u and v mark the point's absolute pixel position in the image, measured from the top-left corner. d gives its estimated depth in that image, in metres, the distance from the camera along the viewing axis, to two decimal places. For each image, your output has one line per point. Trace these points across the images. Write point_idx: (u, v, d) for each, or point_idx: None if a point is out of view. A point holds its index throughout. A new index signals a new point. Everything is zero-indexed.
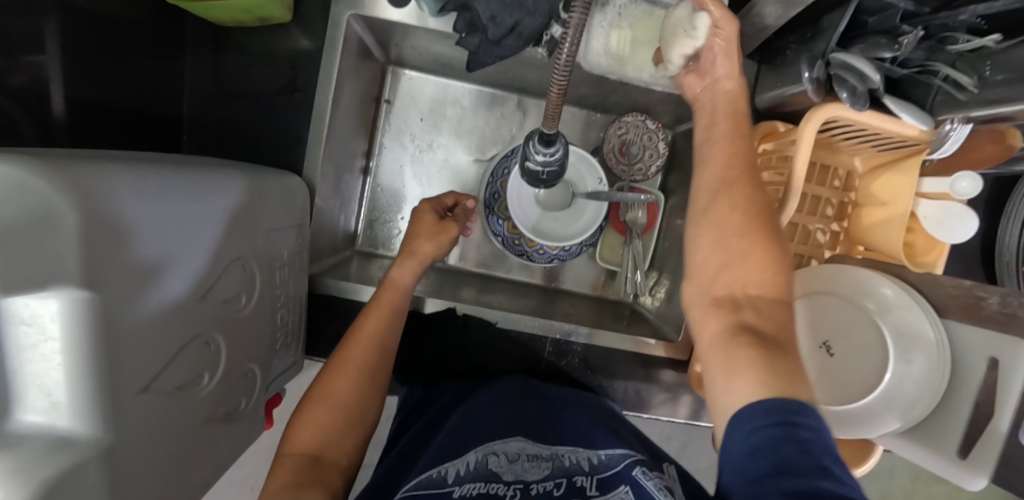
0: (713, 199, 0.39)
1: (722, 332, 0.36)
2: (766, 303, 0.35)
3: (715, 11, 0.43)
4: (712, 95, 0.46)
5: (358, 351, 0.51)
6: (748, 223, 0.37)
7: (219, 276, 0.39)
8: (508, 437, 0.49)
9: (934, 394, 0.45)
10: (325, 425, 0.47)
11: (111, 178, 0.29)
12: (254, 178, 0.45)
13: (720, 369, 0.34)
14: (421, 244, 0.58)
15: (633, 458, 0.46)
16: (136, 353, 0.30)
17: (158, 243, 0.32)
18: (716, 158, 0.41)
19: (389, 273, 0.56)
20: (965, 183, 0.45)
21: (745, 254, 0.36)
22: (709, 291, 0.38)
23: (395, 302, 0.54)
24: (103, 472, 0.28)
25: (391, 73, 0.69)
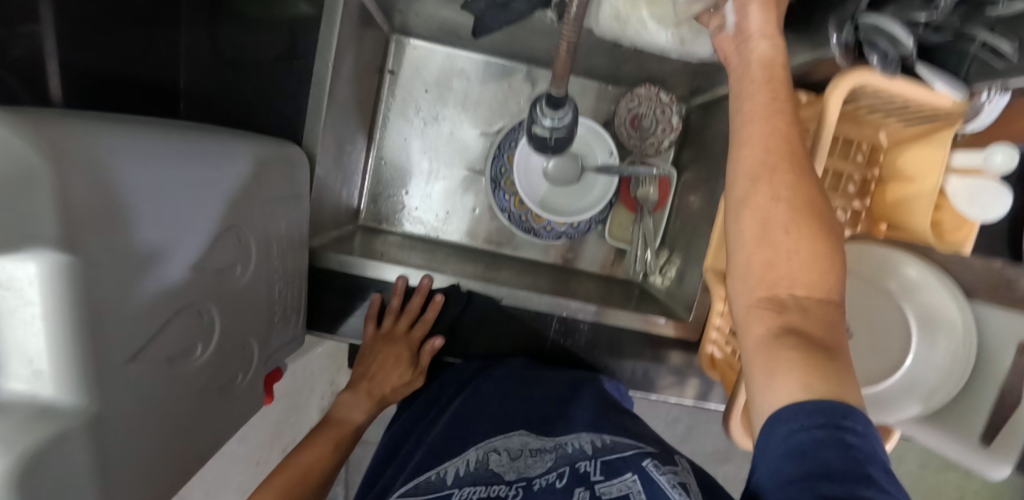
0: (752, 187, 0.33)
1: (766, 333, 0.31)
2: (815, 304, 0.31)
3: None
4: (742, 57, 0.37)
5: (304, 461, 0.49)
6: (795, 218, 0.31)
7: (212, 245, 0.37)
8: (512, 432, 0.50)
9: (956, 379, 0.44)
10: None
11: (105, 143, 0.28)
12: (253, 146, 0.43)
13: (761, 369, 0.31)
14: (382, 386, 0.59)
15: (645, 451, 0.40)
16: (125, 325, 0.29)
17: (144, 212, 0.30)
18: (749, 138, 0.34)
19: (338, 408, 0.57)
20: (999, 157, 0.43)
21: (791, 251, 0.31)
22: (752, 290, 0.33)
23: (342, 445, 0.53)
24: (90, 442, 0.27)
25: (395, 42, 0.66)
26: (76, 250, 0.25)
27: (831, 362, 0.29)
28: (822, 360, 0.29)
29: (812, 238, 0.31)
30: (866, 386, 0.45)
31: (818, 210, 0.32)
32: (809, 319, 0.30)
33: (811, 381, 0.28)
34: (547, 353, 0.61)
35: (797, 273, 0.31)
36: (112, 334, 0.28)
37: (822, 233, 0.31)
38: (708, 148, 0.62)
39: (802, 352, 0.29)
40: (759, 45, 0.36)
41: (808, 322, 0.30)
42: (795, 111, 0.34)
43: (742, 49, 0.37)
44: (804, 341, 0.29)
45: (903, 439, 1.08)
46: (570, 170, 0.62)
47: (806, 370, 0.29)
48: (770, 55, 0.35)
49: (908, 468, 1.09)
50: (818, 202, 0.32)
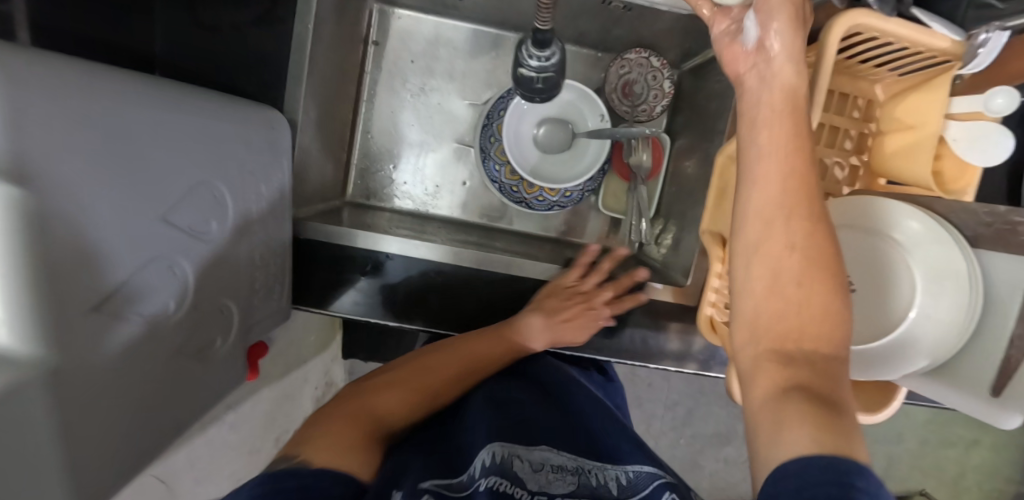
0: (766, 231, 0.31)
1: (773, 390, 0.30)
2: (822, 359, 0.30)
3: None
4: (762, 77, 0.35)
5: (475, 359, 0.55)
6: (807, 269, 0.31)
7: (182, 201, 0.35)
8: (533, 445, 0.45)
9: (964, 333, 0.42)
10: (394, 405, 0.49)
11: (38, 109, 0.25)
12: (229, 108, 0.41)
13: (766, 423, 0.29)
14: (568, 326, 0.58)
15: (663, 481, 0.42)
16: (80, 272, 0.27)
17: (97, 181, 0.28)
18: (764, 177, 0.32)
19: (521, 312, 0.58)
20: (1000, 100, 0.41)
21: (802, 304, 0.31)
22: (759, 340, 0.32)
23: (494, 354, 0.56)
24: (46, 394, 0.25)
25: (378, 11, 0.64)
26: (26, 184, 0.23)
27: (844, 420, 0.28)
28: (831, 414, 0.28)
29: (824, 291, 0.30)
30: (867, 340, 0.45)
31: (831, 260, 0.31)
32: (816, 375, 0.30)
33: (818, 432, 0.27)
34: None
35: (810, 324, 0.30)
36: (70, 283, 0.26)
37: (835, 285, 0.31)
38: (703, 112, 0.60)
39: (811, 406, 0.28)
40: (784, 71, 0.34)
41: (813, 381, 0.29)
42: (811, 148, 0.32)
43: (762, 68, 0.35)
44: (810, 399, 0.28)
45: (903, 416, 1.07)
46: (560, 138, 0.62)
47: (814, 422, 0.27)
48: (794, 80, 0.34)
49: (909, 445, 1.08)
50: (834, 252, 0.31)
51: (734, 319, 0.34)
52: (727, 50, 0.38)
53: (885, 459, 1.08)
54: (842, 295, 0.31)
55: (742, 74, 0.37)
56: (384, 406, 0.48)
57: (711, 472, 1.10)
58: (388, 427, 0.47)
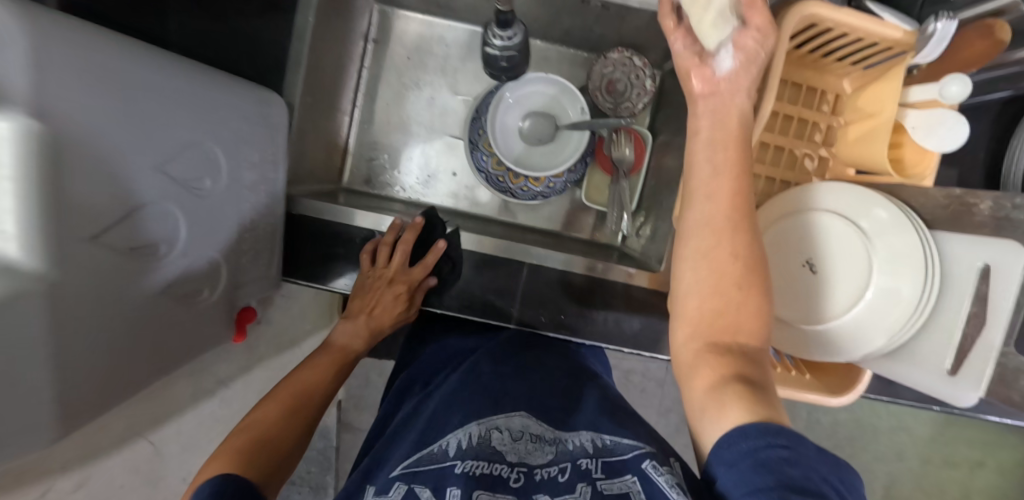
0: (715, 240, 0.34)
1: (714, 378, 0.32)
2: (754, 352, 0.34)
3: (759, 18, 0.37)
4: (720, 104, 0.37)
5: (297, 390, 0.49)
6: (747, 273, 0.34)
7: (176, 155, 0.39)
8: (511, 412, 0.45)
9: (923, 314, 0.43)
10: (232, 459, 0.38)
11: (52, 55, 0.28)
12: (227, 79, 0.46)
13: (706, 404, 0.32)
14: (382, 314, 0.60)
15: (644, 450, 0.37)
16: (82, 205, 0.31)
17: (103, 125, 0.32)
18: (717, 192, 0.35)
19: (333, 335, 0.58)
20: (954, 86, 0.42)
21: (741, 303, 0.34)
22: (701, 333, 0.34)
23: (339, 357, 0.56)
24: (44, 306, 0.28)
25: (379, 12, 0.69)
26: (40, 117, 0.27)
27: (773, 398, 0.31)
28: (762, 397, 0.30)
29: (759, 293, 0.34)
30: (823, 320, 0.47)
31: (763, 267, 0.35)
32: (748, 366, 0.32)
33: (752, 408, 0.29)
34: (520, 307, 0.59)
35: (742, 322, 0.34)
36: (72, 210, 0.30)
37: (768, 288, 0.34)
38: (680, 107, 0.63)
39: (746, 389, 0.31)
40: (739, 104, 0.38)
41: (749, 371, 0.32)
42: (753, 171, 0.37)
43: (721, 97, 0.38)
44: (745, 386, 0.31)
45: (904, 432, 1.04)
46: (543, 131, 0.65)
47: (749, 402, 0.30)
48: (747, 116, 0.38)
49: (911, 464, 1.05)
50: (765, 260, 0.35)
51: (679, 313, 0.36)
52: (695, 69, 0.38)
53: (886, 477, 1.04)
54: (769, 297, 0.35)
55: (697, 91, 0.39)
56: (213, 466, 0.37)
57: None
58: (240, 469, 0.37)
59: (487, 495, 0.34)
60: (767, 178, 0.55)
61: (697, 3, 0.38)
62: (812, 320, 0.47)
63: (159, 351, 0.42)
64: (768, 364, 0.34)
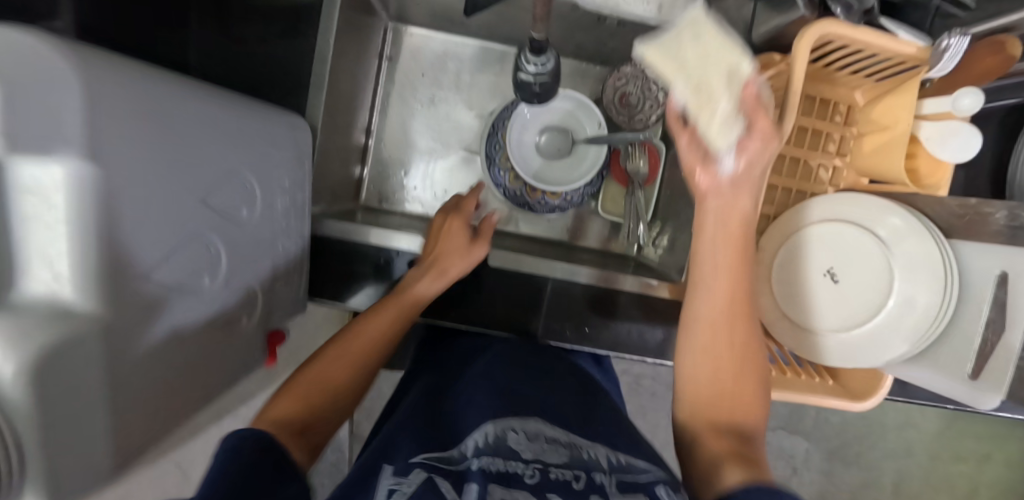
0: (715, 332, 0.40)
1: (716, 450, 0.38)
2: (746, 427, 0.40)
3: (763, 124, 0.37)
4: (721, 206, 0.39)
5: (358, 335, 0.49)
6: (738, 361, 0.40)
7: (218, 186, 0.39)
8: (527, 415, 0.44)
9: (943, 320, 0.45)
10: (295, 409, 0.42)
11: (108, 95, 0.29)
12: (257, 106, 0.46)
13: (707, 470, 0.37)
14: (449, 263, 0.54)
15: (659, 478, 0.38)
16: (131, 244, 0.31)
17: (152, 162, 0.32)
18: (716, 286, 0.40)
19: (407, 279, 0.54)
20: (966, 99, 0.44)
21: (734, 388, 0.40)
22: (702, 413, 0.40)
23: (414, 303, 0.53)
24: (100, 346, 0.29)
25: (392, 30, 0.70)
26: (95, 160, 0.28)
27: (763, 465, 0.37)
28: (756, 464, 0.36)
29: (747, 378, 0.41)
30: (834, 343, 0.49)
31: (751, 356, 0.41)
32: (743, 442, 0.38)
33: (745, 472, 0.35)
34: (546, 321, 0.60)
35: (734, 402, 0.40)
36: (124, 247, 0.31)
37: (755, 374, 0.41)
38: None
39: (742, 458, 0.36)
40: (740, 202, 0.39)
41: (745, 447, 0.38)
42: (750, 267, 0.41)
43: (724, 197, 0.39)
44: (741, 458, 0.36)
45: (912, 428, 1.09)
46: (561, 144, 0.67)
47: (744, 467, 0.35)
48: (748, 214, 0.40)
49: (919, 460, 1.09)
50: (754, 349, 0.41)
51: (680, 393, 0.42)
52: (698, 173, 0.40)
53: (895, 474, 1.10)
54: (757, 380, 0.41)
55: (702, 193, 0.40)
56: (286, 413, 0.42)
57: None
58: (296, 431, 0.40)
59: (502, 490, 0.34)
60: (783, 188, 0.57)
61: (702, 115, 0.38)
62: (833, 330, 0.49)
63: (202, 381, 0.42)
64: (759, 439, 0.40)
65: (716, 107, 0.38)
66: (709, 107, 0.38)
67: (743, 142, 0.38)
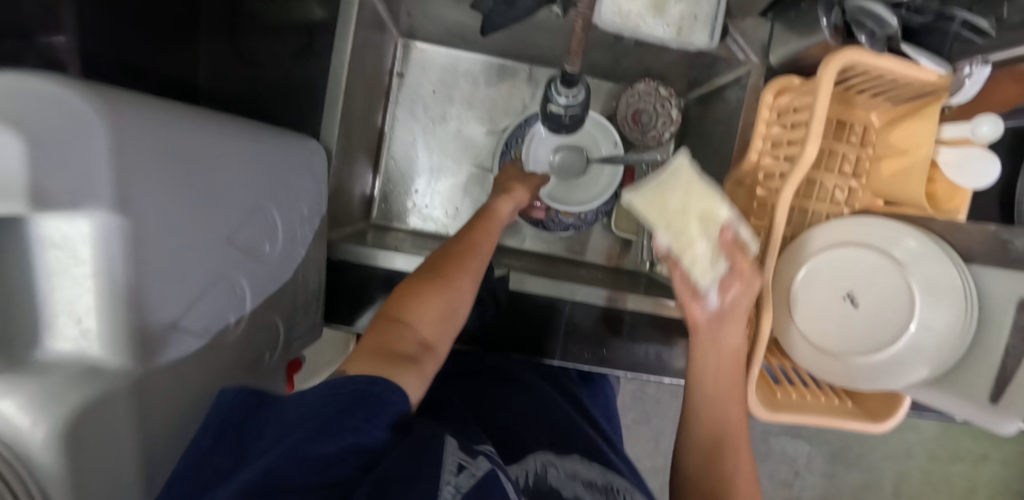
0: (713, 452, 0.46)
1: None
2: None
3: (744, 263, 0.43)
4: (714, 340, 0.45)
5: (467, 255, 0.50)
6: (737, 479, 0.45)
7: (243, 224, 0.38)
8: (565, 454, 0.48)
9: (960, 343, 0.45)
10: (434, 323, 0.45)
11: (140, 136, 0.28)
12: (277, 134, 0.45)
13: None
14: (512, 183, 0.59)
15: None
16: (159, 294, 0.30)
17: (179, 202, 0.31)
18: (710, 410, 0.46)
19: (492, 202, 0.55)
20: (985, 126, 0.45)
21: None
22: None
23: (490, 229, 0.53)
24: (130, 400, 0.28)
25: (402, 45, 0.69)
26: (124, 210, 0.26)
27: None
28: None
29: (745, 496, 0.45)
30: (859, 379, 0.49)
31: (745, 477, 0.46)
32: None
33: None
34: (564, 343, 0.60)
35: None
36: (151, 298, 0.29)
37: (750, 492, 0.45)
38: (711, 138, 0.65)
39: None
40: (728, 330, 0.44)
41: None
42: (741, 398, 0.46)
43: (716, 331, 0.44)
44: None
45: (912, 430, 1.11)
46: (576, 162, 0.66)
47: None
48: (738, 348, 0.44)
49: (918, 461, 1.12)
50: (747, 471, 0.46)
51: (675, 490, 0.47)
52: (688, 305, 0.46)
53: (895, 475, 1.13)
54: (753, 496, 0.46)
55: (696, 329, 0.46)
56: (417, 330, 0.44)
57: None
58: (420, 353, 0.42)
59: None
60: (799, 208, 0.57)
61: (687, 254, 0.45)
62: (852, 354, 0.49)
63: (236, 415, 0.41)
64: None
65: (700, 250, 0.44)
66: (693, 250, 0.45)
67: (728, 278, 0.43)
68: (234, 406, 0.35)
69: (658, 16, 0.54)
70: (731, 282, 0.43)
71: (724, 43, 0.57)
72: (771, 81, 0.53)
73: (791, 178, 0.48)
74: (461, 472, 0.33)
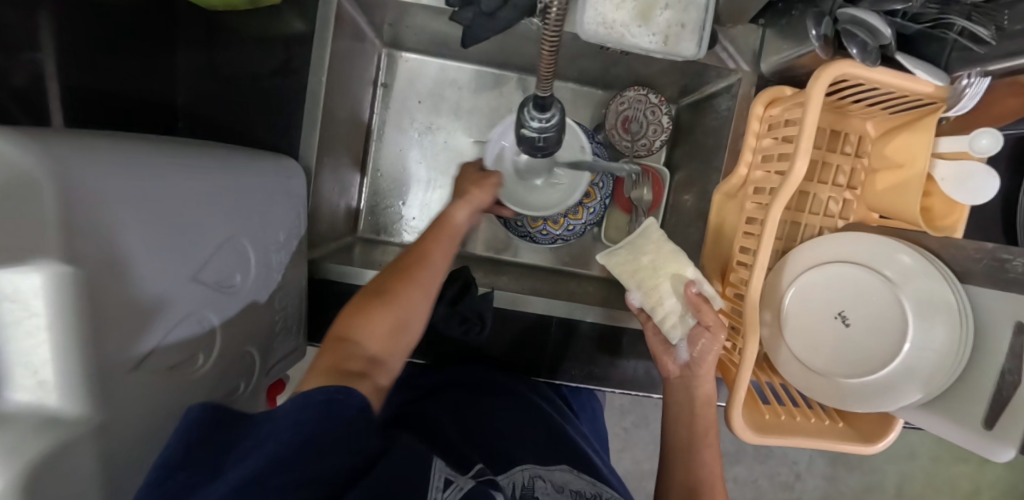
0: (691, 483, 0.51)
1: None
2: None
3: (707, 314, 0.48)
4: (688, 383, 0.52)
5: (418, 267, 0.50)
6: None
7: (210, 258, 0.38)
8: (554, 466, 0.47)
9: (957, 364, 0.44)
10: (384, 338, 0.45)
11: (94, 180, 0.28)
12: (250, 161, 0.45)
13: None
14: (472, 187, 0.57)
15: None
16: (121, 339, 0.29)
17: (141, 244, 0.31)
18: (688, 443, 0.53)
19: (448, 208, 0.55)
20: (985, 140, 0.43)
21: None
22: None
23: (446, 239, 0.53)
24: (94, 448, 0.27)
25: (387, 55, 0.68)
26: (77, 259, 0.26)
27: None
28: None
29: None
30: (849, 399, 0.48)
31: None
32: None
33: None
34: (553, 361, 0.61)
35: None
36: (112, 346, 0.29)
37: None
38: (701, 147, 0.63)
39: None
40: (702, 375, 0.51)
41: None
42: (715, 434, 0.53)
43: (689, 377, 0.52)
44: None
45: (915, 432, 1.10)
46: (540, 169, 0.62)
47: None
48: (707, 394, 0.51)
49: (921, 463, 1.11)
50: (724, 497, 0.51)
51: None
52: (664, 354, 0.54)
53: (898, 476, 1.11)
54: None
55: (672, 376, 0.54)
56: (366, 345, 0.44)
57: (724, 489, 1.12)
58: (367, 367, 0.42)
59: None
60: (790, 220, 0.56)
61: (659, 310, 0.52)
62: (841, 374, 0.48)
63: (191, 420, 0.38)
64: None
65: (671, 306, 0.52)
66: (664, 305, 0.52)
67: (694, 331, 0.49)
68: (197, 424, 0.31)
69: (644, 24, 0.51)
70: (698, 335, 0.49)
71: (714, 51, 0.55)
72: (762, 91, 0.51)
73: (779, 197, 0.46)
74: (448, 487, 0.35)
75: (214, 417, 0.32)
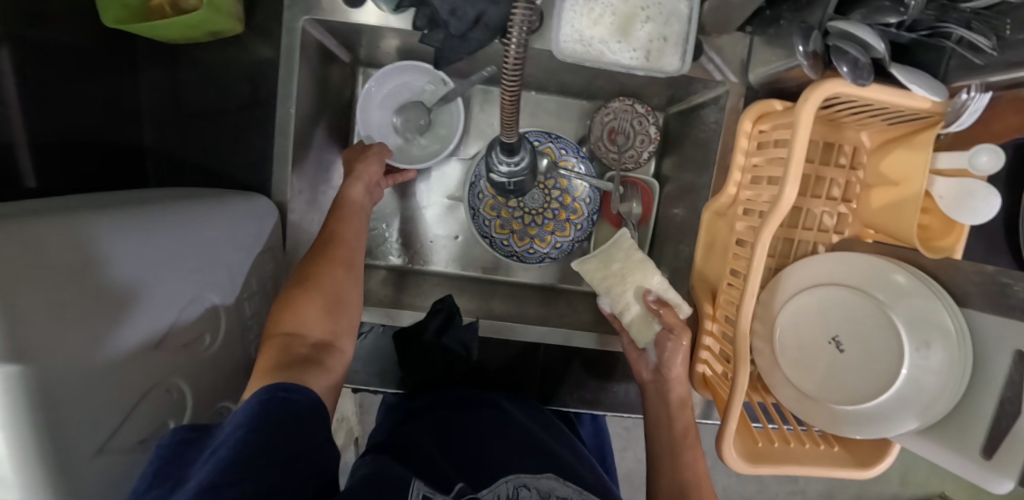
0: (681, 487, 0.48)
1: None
2: None
3: (670, 318, 0.50)
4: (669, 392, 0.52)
5: (336, 245, 0.50)
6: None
7: (174, 322, 0.38)
8: (540, 474, 0.45)
9: (956, 388, 0.42)
10: (319, 317, 0.45)
11: (66, 257, 0.29)
12: (224, 217, 0.47)
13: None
14: (365, 166, 0.56)
15: None
16: (83, 425, 0.29)
17: (107, 318, 0.31)
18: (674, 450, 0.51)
19: (342, 188, 0.55)
20: (984, 157, 0.40)
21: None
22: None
23: (354, 216, 0.54)
24: None
25: (362, 74, 0.66)
26: (30, 358, 0.24)
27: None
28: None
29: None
30: (842, 419, 0.46)
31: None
32: None
33: None
34: (543, 380, 0.61)
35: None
36: (74, 435, 0.28)
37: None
38: (691, 159, 0.61)
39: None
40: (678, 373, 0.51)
41: None
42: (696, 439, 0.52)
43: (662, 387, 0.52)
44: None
45: None
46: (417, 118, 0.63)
47: None
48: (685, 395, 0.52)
49: None
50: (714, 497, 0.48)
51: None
52: (637, 361, 0.55)
53: (901, 467, 1.11)
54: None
55: (646, 379, 0.55)
56: (308, 331, 0.44)
57: (724, 487, 1.13)
58: (315, 352, 0.43)
59: None
60: (784, 237, 0.54)
61: (624, 317, 0.55)
62: (835, 399, 0.46)
63: None
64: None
65: (630, 312, 0.55)
66: (627, 311, 0.55)
67: (661, 341, 0.51)
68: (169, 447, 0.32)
69: (624, 40, 0.48)
70: (664, 344, 0.51)
71: (699, 63, 0.53)
72: (753, 105, 0.48)
73: (767, 227, 0.43)
74: None
75: (187, 439, 0.33)
